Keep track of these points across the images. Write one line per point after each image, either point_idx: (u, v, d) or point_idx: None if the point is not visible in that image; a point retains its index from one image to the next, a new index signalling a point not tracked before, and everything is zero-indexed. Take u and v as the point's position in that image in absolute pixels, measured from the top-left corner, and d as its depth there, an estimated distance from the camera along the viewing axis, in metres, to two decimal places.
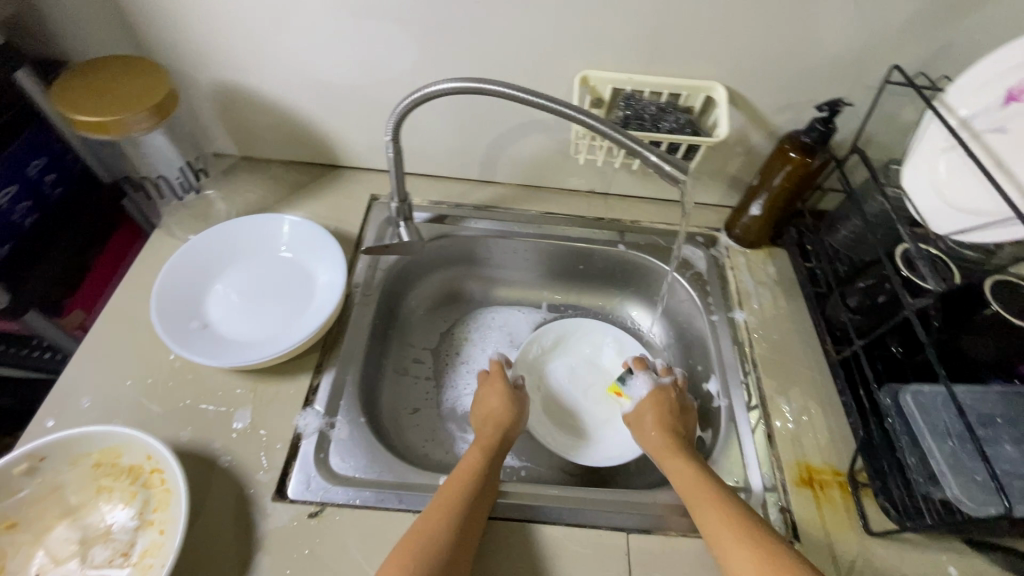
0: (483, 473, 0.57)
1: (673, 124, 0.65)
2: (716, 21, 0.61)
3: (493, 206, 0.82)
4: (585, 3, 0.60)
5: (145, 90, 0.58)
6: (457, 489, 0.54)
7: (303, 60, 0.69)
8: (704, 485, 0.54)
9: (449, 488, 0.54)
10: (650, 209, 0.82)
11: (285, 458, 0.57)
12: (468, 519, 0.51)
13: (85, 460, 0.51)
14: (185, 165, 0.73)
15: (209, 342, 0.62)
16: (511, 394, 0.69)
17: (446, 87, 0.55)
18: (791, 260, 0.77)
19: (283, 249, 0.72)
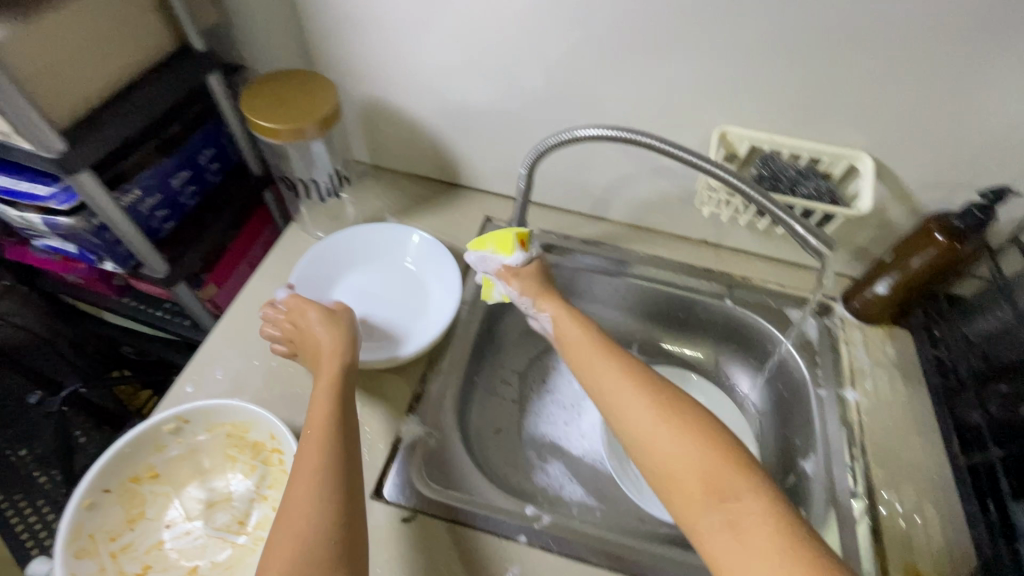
0: (335, 418, 0.53)
1: (811, 191, 0.63)
2: (876, 92, 0.59)
3: (601, 242, 0.83)
4: (737, 62, 0.61)
5: (317, 104, 0.64)
6: (320, 443, 0.50)
7: (451, 86, 0.74)
8: (632, 396, 0.54)
9: (311, 446, 0.51)
10: (762, 267, 0.80)
11: (384, 459, 0.60)
12: (340, 469, 0.49)
13: (220, 429, 0.57)
14: (334, 172, 0.82)
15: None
16: (330, 322, 0.61)
17: (598, 133, 0.57)
18: (917, 344, 0.72)
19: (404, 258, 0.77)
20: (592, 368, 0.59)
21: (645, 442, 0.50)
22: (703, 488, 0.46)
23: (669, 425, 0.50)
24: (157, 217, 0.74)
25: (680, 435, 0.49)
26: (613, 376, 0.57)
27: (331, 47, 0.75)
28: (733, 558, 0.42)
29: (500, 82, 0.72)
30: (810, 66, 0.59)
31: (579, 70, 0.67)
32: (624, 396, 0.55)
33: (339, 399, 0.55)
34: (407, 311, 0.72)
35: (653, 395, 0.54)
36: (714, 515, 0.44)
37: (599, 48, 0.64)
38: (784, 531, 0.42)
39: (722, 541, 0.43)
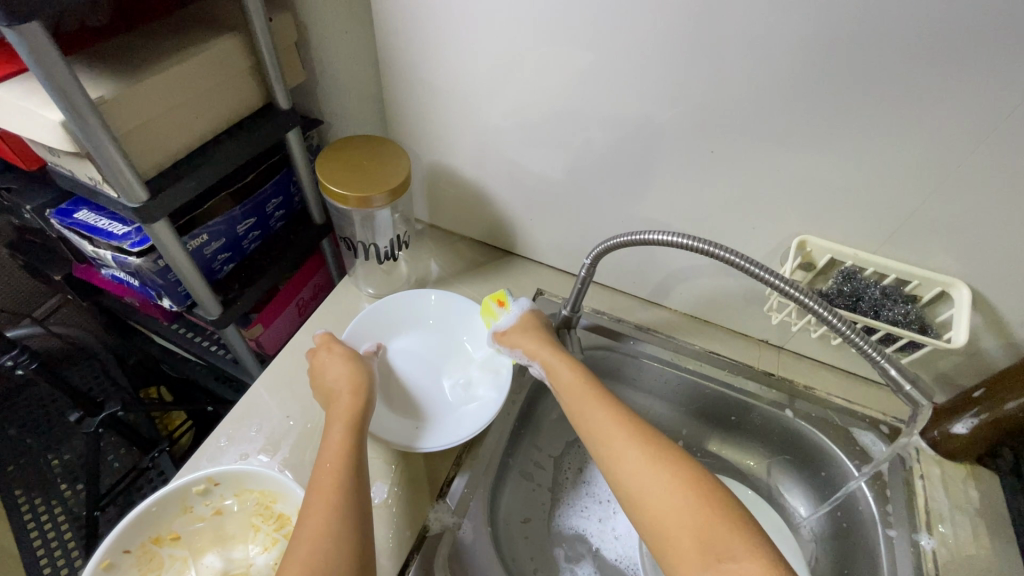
0: (350, 455, 0.51)
1: (896, 316, 0.59)
2: (979, 222, 0.55)
3: (656, 329, 0.80)
4: (822, 173, 0.58)
5: (386, 174, 0.65)
6: (329, 481, 0.48)
7: (518, 163, 0.75)
8: (627, 439, 0.52)
9: (320, 483, 0.48)
10: (828, 377, 0.75)
11: (409, 549, 0.57)
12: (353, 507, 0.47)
13: (249, 495, 0.55)
14: (395, 238, 0.78)
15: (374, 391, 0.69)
16: (352, 355, 0.63)
17: (672, 239, 0.55)
18: (1004, 491, 0.64)
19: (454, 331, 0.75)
20: (587, 408, 0.56)
21: (637, 490, 0.49)
22: (704, 548, 0.44)
23: (664, 474, 0.49)
24: (219, 259, 0.76)
25: (681, 490, 0.48)
26: (608, 420, 0.54)
27: (410, 114, 0.77)
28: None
29: (573, 162, 0.71)
30: (909, 186, 0.56)
31: (656, 162, 0.66)
32: (617, 440, 0.52)
33: (354, 435, 0.53)
34: (451, 395, 0.69)
35: (652, 442, 0.52)
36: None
37: (679, 144, 0.63)
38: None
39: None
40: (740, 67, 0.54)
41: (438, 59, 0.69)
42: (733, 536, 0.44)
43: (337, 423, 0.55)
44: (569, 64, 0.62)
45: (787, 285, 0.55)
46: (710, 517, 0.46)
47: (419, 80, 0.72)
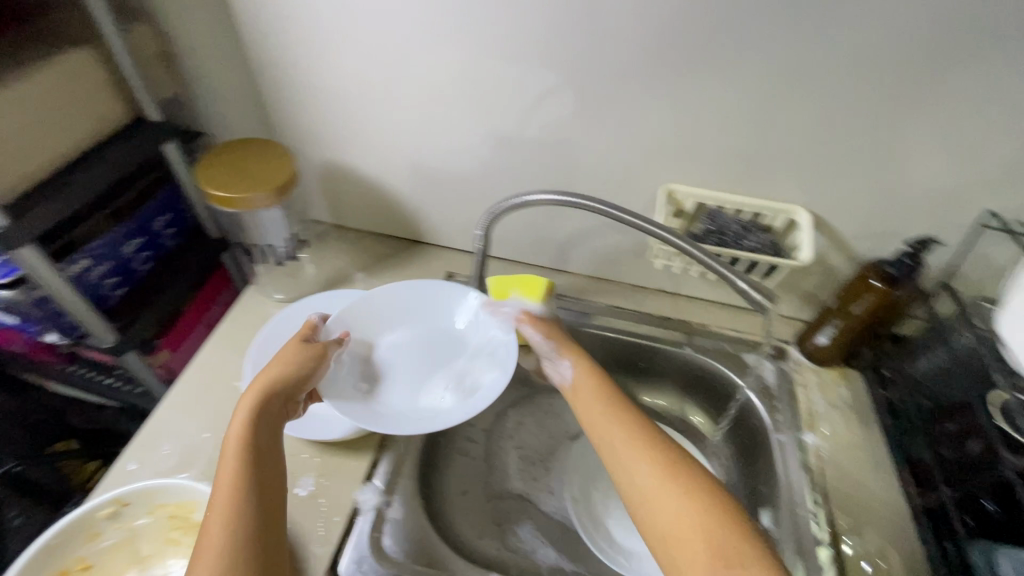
0: (250, 476, 0.47)
1: (754, 244, 0.67)
2: (805, 153, 0.64)
3: (563, 294, 0.84)
4: (675, 126, 0.65)
5: (270, 172, 0.65)
6: (224, 511, 0.45)
7: (410, 153, 0.77)
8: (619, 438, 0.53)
9: (217, 511, 0.45)
10: (718, 313, 0.83)
11: (341, 532, 0.58)
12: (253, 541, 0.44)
13: (161, 511, 0.54)
14: (291, 238, 0.82)
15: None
16: (296, 355, 0.58)
17: (547, 197, 0.60)
18: (867, 386, 0.74)
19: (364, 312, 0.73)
20: (603, 422, 0.54)
21: (647, 500, 0.47)
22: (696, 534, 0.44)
23: (674, 486, 0.47)
24: (106, 284, 0.73)
25: (672, 482, 0.48)
26: (621, 433, 0.53)
27: (294, 115, 0.77)
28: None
29: (459, 144, 0.74)
30: (747, 129, 0.63)
31: (535, 132, 0.71)
32: (626, 451, 0.51)
33: (257, 450, 0.49)
34: (448, 393, 0.66)
35: (662, 453, 0.50)
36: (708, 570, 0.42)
37: (551, 115, 0.68)
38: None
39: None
40: (587, 36, 0.60)
41: (309, 56, 0.69)
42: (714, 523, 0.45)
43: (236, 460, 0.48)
44: (438, 48, 0.65)
45: (654, 229, 0.61)
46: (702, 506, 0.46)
47: (295, 79, 0.72)
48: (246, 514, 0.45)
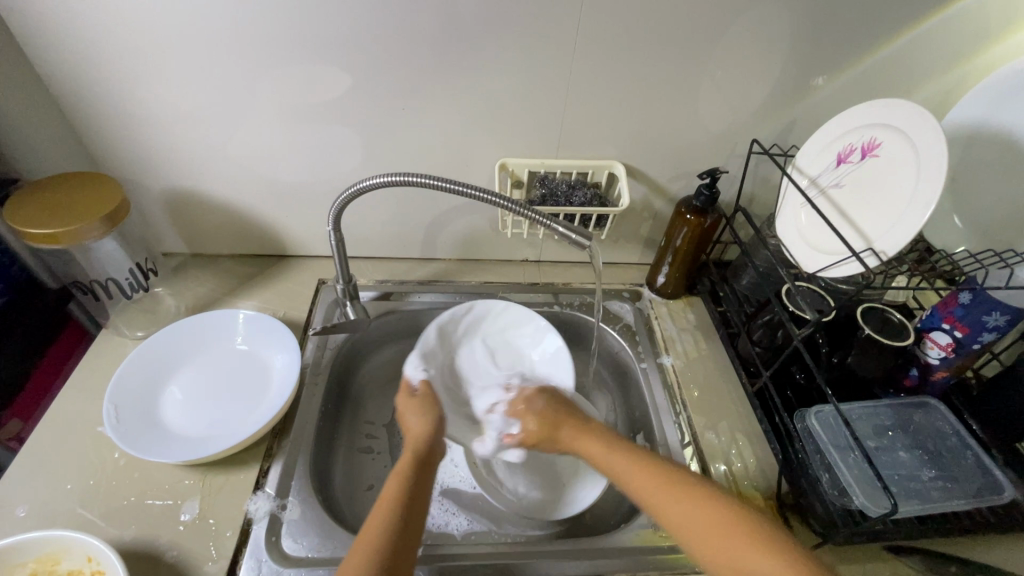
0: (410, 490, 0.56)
1: (582, 199, 0.76)
2: (606, 115, 0.74)
3: (436, 280, 0.89)
4: (495, 107, 0.73)
5: (97, 202, 0.64)
6: (382, 510, 0.53)
7: (256, 169, 0.78)
8: (629, 462, 0.57)
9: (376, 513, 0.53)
10: (577, 271, 0.92)
11: (234, 545, 0.57)
12: (403, 541, 0.51)
13: (20, 570, 0.51)
14: (135, 267, 0.76)
15: (153, 414, 0.66)
16: (427, 404, 0.70)
17: (377, 182, 0.62)
18: (705, 306, 0.86)
19: (240, 342, 0.76)
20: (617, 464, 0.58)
21: (671, 521, 0.51)
22: (684, 498, 0.51)
23: (682, 502, 0.51)
24: None
25: (663, 490, 0.52)
26: (633, 469, 0.56)
27: (118, 148, 0.74)
28: (722, 547, 0.47)
29: (305, 153, 0.77)
30: (554, 101, 0.72)
31: (374, 133, 0.75)
32: (637, 480, 0.55)
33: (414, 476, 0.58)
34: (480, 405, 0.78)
35: (662, 472, 0.54)
36: (700, 518, 0.49)
37: (382, 113, 0.73)
38: (732, 508, 0.49)
39: (698, 526, 0.49)
40: (397, 37, 0.65)
41: (125, 86, 0.68)
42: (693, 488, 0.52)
43: (385, 508, 0.54)
44: (261, 66, 0.67)
45: (489, 195, 0.61)
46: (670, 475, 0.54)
47: (115, 111, 0.70)
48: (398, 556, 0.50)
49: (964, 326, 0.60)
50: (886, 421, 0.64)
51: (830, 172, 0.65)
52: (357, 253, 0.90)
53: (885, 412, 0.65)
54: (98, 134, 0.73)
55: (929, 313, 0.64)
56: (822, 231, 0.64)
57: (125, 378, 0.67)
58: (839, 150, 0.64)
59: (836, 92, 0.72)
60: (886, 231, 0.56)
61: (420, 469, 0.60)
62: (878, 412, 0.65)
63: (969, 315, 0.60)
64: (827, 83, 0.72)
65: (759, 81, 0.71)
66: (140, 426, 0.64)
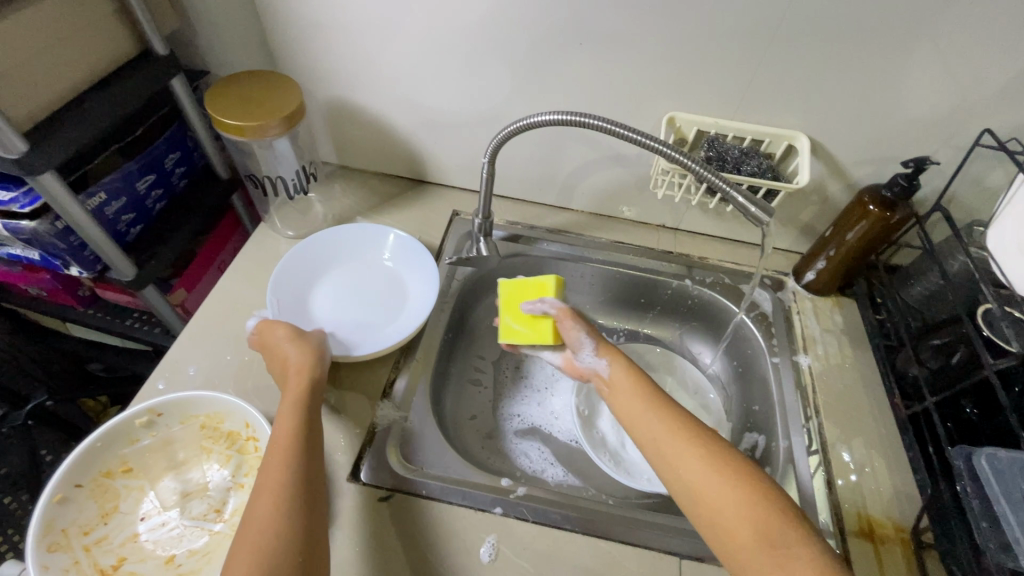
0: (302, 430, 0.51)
1: (754, 168, 0.68)
2: (804, 77, 0.65)
3: (566, 230, 0.87)
4: (679, 53, 0.66)
5: (278, 103, 0.67)
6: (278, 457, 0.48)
7: (416, 86, 0.78)
8: (663, 430, 0.53)
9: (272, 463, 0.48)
10: (717, 247, 0.85)
11: (361, 443, 0.62)
12: (308, 485, 0.47)
13: (193, 421, 0.57)
14: (301, 169, 0.82)
15: (303, 298, 0.73)
16: (296, 334, 0.60)
17: (550, 119, 0.59)
18: (861, 311, 0.77)
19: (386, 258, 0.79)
20: (649, 421, 0.54)
21: (697, 491, 0.48)
22: (694, 446, 0.51)
23: (723, 477, 0.48)
24: (123, 221, 0.76)
25: (694, 455, 0.50)
26: (661, 426, 0.53)
27: (295, 51, 0.77)
28: (739, 526, 0.45)
29: (467, 79, 0.75)
30: (748, 53, 0.65)
31: (542, 66, 0.72)
32: (677, 448, 0.51)
33: (305, 406, 0.54)
34: None
35: (695, 435, 0.52)
36: (732, 493, 0.47)
37: (557, 44, 0.69)
38: (764, 494, 0.47)
39: (723, 499, 0.47)
40: None
41: None
42: (763, 498, 0.46)
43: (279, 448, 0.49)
44: None
45: (668, 149, 0.57)
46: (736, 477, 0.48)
47: (302, 14, 0.72)
48: (301, 498, 0.46)
49: None
50: None
51: None
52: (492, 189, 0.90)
53: None
54: (282, 35, 0.75)
55: None
56: None
57: (285, 269, 0.73)
58: None
59: None
60: None
61: (313, 397, 0.55)
62: None
63: None
64: None
65: (1019, 56, 0.58)
66: (289, 304, 0.71)
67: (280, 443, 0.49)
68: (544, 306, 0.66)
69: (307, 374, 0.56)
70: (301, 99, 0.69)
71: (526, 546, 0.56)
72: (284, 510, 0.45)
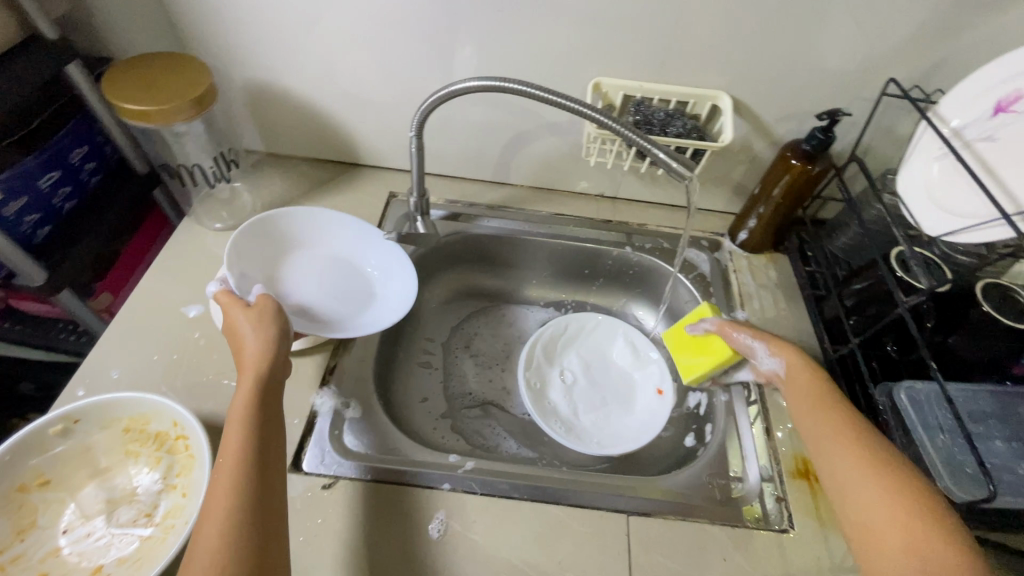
0: (257, 441, 0.47)
1: (680, 129, 0.69)
2: (721, 36, 0.66)
3: (506, 206, 0.86)
4: (598, 16, 0.66)
5: (186, 85, 0.64)
6: (228, 474, 0.44)
7: (338, 63, 0.75)
8: (825, 428, 0.54)
9: (220, 481, 0.44)
10: (656, 213, 0.86)
11: (301, 433, 0.60)
12: (264, 504, 0.44)
13: (116, 424, 0.54)
14: (218, 156, 0.80)
15: (275, 271, 0.72)
16: (257, 318, 0.55)
17: (471, 85, 0.58)
18: (792, 264, 0.80)
19: (331, 246, 0.76)
20: (819, 420, 0.55)
21: (846, 491, 0.50)
22: (851, 448, 0.52)
23: (870, 477, 0.49)
24: (27, 222, 0.70)
25: (852, 454, 0.51)
26: (832, 426, 0.54)
27: (204, 31, 0.72)
28: (879, 525, 0.46)
29: (389, 53, 0.73)
30: (665, 13, 0.65)
31: (464, 37, 0.70)
32: (832, 447, 0.53)
33: (259, 412, 0.49)
34: (603, 412, 0.76)
35: (852, 437, 0.52)
36: (875, 493, 0.48)
37: (476, 13, 0.67)
38: (914, 495, 0.46)
39: (865, 494, 0.48)
40: None
41: None
42: (933, 524, 0.44)
43: (229, 464, 0.45)
44: None
45: (588, 110, 0.56)
46: (912, 488, 0.47)
47: None
48: (254, 519, 0.43)
49: None
50: (987, 408, 0.57)
51: (982, 124, 0.56)
52: (428, 168, 0.88)
53: (989, 402, 0.58)
54: (187, 15, 0.71)
55: None
56: (959, 193, 0.57)
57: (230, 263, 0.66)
58: (999, 97, 0.54)
59: (1008, 25, 0.61)
60: None
61: (268, 399, 0.51)
62: (979, 398, 0.58)
63: None
64: (996, 14, 0.61)
65: (914, 5, 0.61)
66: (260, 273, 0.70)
67: (234, 457, 0.46)
68: (705, 321, 0.69)
69: (258, 368, 0.51)
70: (211, 79, 0.66)
71: (476, 518, 0.56)
72: (237, 534, 0.41)
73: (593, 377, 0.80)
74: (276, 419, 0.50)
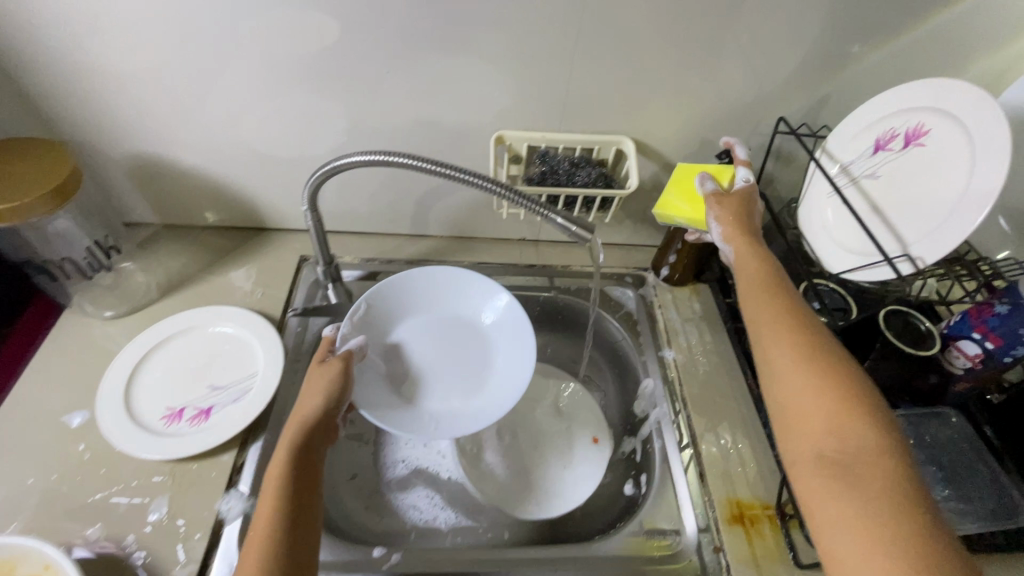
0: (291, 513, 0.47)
1: (585, 179, 0.68)
2: (616, 84, 0.66)
3: (425, 259, 0.83)
4: (491, 73, 0.65)
5: (44, 175, 0.58)
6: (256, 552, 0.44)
7: (226, 131, 0.70)
8: (767, 312, 0.53)
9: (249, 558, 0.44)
10: (579, 253, 0.86)
11: (204, 548, 0.54)
12: None
13: None
14: (93, 244, 0.73)
15: (401, 329, 0.73)
16: (331, 377, 0.58)
17: (355, 160, 0.55)
18: (713, 296, 0.81)
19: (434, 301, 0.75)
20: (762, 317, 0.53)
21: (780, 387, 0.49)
22: (793, 339, 0.50)
23: (807, 375, 0.48)
24: None
25: (791, 346, 0.50)
26: (775, 313, 0.53)
27: (69, 108, 0.66)
28: (802, 415, 0.47)
29: (280, 118, 0.69)
30: (557, 66, 0.64)
31: (357, 99, 0.67)
32: (772, 334, 0.52)
33: (298, 486, 0.50)
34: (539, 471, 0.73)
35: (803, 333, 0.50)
36: (808, 382, 0.47)
37: (366, 74, 0.65)
38: (852, 393, 0.45)
39: (797, 385, 0.48)
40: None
41: (76, 35, 0.59)
42: (866, 421, 0.44)
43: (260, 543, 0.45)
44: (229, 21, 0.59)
45: (473, 179, 0.53)
46: (835, 363, 0.47)
47: (65, 67, 0.62)
48: None
49: (997, 337, 0.55)
50: (901, 432, 0.59)
51: (864, 160, 0.58)
52: (341, 227, 0.84)
53: (900, 423, 0.60)
54: (46, 93, 0.65)
55: (959, 319, 0.58)
56: (850, 230, 0.58)
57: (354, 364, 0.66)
58: (877, 135, 0.57)
59: (879, 62, 0.64)
60: (924, 235, 0.51)
61: (307, 471, 0.51)
62: None
63: (1005, 327, 0.55)
64: (866, 53, 0.63)
65: (792, 49, 0.63)
66: (376, 336, 0.71)
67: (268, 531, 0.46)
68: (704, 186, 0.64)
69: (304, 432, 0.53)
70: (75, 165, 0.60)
71: None
72: None
73: (527, 434, 0.77)
74: (310, 492, 0.50)
